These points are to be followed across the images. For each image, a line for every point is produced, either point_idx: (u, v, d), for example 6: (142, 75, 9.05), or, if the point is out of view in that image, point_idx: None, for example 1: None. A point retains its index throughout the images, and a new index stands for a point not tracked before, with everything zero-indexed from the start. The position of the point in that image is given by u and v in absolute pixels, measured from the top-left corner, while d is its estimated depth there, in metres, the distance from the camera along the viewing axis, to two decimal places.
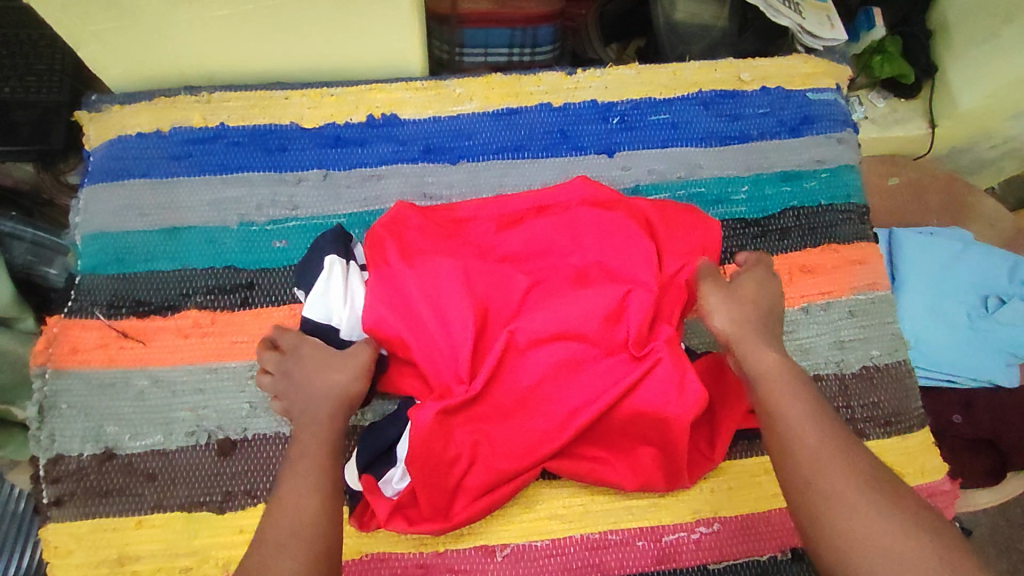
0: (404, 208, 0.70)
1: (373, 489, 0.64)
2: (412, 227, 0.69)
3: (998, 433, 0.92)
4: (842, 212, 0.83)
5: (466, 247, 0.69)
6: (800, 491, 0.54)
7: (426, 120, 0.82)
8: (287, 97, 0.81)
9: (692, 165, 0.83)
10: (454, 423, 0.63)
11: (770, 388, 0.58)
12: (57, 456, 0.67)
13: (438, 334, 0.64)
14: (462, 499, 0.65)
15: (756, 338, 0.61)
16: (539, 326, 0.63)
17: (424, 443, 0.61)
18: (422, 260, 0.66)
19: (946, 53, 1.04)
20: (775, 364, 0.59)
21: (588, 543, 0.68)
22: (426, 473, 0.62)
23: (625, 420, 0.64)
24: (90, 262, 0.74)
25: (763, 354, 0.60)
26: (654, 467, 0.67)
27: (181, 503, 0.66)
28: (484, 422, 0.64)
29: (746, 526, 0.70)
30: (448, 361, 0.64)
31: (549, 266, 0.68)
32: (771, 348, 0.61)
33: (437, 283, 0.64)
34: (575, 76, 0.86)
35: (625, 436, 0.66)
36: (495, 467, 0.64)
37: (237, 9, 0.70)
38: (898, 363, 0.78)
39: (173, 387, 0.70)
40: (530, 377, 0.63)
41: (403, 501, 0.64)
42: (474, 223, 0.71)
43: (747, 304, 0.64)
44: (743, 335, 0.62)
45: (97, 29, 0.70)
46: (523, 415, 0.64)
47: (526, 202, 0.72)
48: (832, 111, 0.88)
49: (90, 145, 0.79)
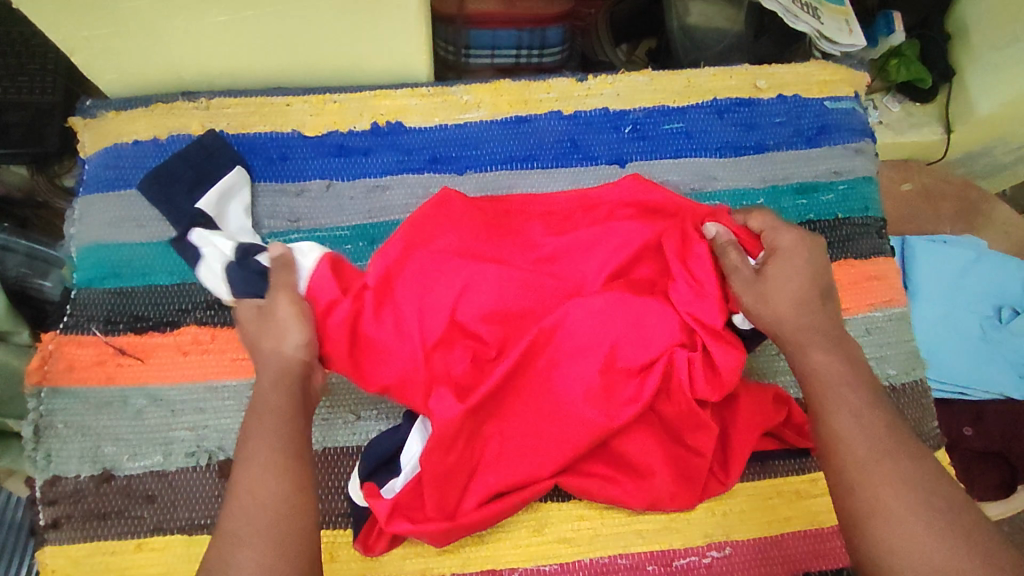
0: (450, 194, 0.67)
1: (373, 492, 0.62)
2: (455, 217, 0.66)
3: (1010, 446, 0.88)
4: (859, 226, 0.81)
5: (495, 239, 0.66)
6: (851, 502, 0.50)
7: (433, 128, 0.80)
8: (289, 103, 0.79)
9: (706, 176, 0.81)
10: (465, 428, 0.60)
11: (817, 389, 0.55)
12: (54, 477, 0.66)
13: (451, 336, 0.61)
14: (469, 501, 0.63)
15: (814, 339, 0.57)
16: (551, 332, 0.61)
17: (434, 444, 0.59)
18: (453, 259, 0.62)
19: (966, 56, 1.01)
20: (827, 364, 0.56)
21: (598, 567, 0.67)
22: (435, 473, 0.60)
23: (642, 434, 0.63)
24: (85, 276, 0.72)
25: (815, 355, 0.56)
26: (669, 484, 0.64)
27: (181, 526, 0.64)
28: (505, 428, 0.63)
29: (758, 550, 0.69)
30: (460, 364, 0.62)
31: (574, 275, 0.65)
32: (823, 349, 0.57)
33: (473, 282, 0.62)
34: (586, 82, 0.83)
35: (649, 450, 0.63)
36: (508, 470, 0.62)
37: (237, 15, 0.68)
38: (914, 383, 0.76)
39: (172, 406, 0.68)
40: (542, 384, 0.62)
41: (404, 498, 0.61)
42: (523, 222, 0.69)
43: (792, 281, 0.58)
44: (802, 333, 0.57)
45: (91, 34, 0.68)
46: (542, 428, 0.62)
47: (571, 200, 0.70)
48: (851, 121, 0.85)
49: (85, 152, 0.77)
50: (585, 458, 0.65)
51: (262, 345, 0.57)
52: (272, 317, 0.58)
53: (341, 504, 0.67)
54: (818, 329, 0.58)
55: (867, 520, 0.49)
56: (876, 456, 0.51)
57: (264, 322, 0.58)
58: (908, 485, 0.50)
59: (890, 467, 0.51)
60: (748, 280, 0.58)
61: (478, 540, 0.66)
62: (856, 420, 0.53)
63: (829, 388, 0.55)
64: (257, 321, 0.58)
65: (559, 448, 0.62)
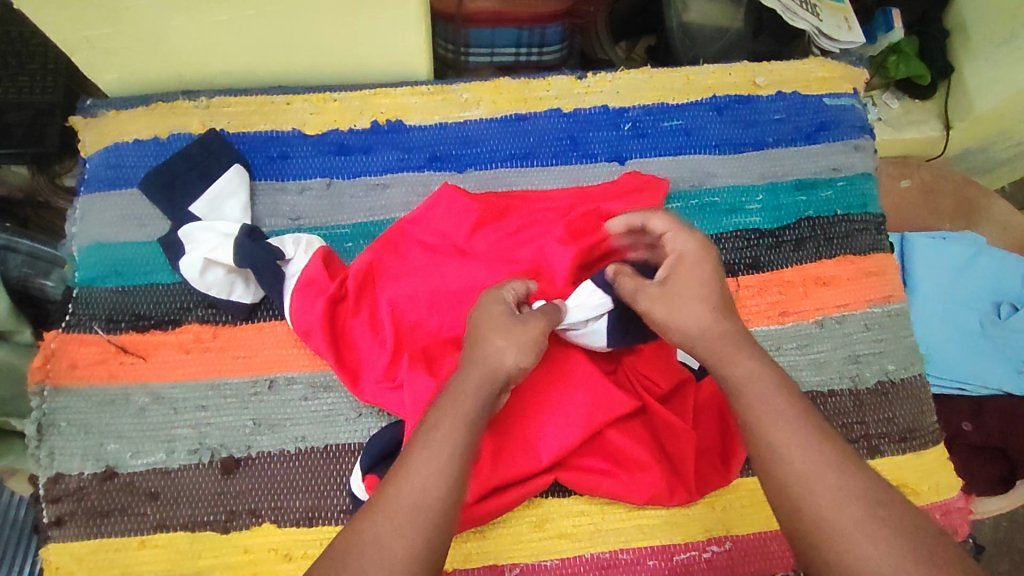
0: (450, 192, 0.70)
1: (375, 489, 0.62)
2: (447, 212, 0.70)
3: (1009, 441, 0.88)
4: (858, 222, 0.81)
5: (486, 233, 0.70)
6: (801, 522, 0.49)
7: (432, 126, 0.80)
8: (289, 102, 0.79)
9: (705, 174, 0.81)
10: None
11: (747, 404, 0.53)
12: (57, 475, 0.66)
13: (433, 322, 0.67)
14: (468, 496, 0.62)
15: (730, 346, 0.56)
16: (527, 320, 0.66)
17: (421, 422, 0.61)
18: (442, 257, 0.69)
19: (964, 52, 1.01)
20: (750, 371, 0.54)
21: (599, 562, 0.67)
22: None
23: (630, 425, 0.66)
24: (87, 275, 0.72)
25: (738, 363, 0.55)
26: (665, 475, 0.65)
27: (184, 523, 0.65)
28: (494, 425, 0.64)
29: (759, 544, 0.69)
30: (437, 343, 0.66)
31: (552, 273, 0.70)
32: (747, 354, 0.56)
33: (461, 275, 0.68)
34: (585, 80, 0.84)
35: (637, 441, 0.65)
36: (503, 465, 0.63)
37: (237, 14, 0.68)
38: (913, 378, 0.76)
39: (175, 403, 0.68)
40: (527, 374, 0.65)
41: None
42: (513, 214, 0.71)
43: (694, 298, 0.57)
44: (716, 342, 0.56)
45: (91, 34, 0.68)
46: (532, 420, 0.64)
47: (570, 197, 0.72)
48: (849, 117, 0.86)
49: (85, 151, 0.77)
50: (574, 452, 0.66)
51: (489, 342, 0.56)
52: (522, 329, 0.56)
53: (342, 499, 0.65)
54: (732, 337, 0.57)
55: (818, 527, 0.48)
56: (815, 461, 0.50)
57: (513, 328, 0.57)
58: (853, 493, 0.48)
59: (834, 475, 0.49)
60: (656, 294, 0.58)
61: (479, 535, 0.67)
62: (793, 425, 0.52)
63: (755, 394, 0.53)
64: (507, 323, 0.57)
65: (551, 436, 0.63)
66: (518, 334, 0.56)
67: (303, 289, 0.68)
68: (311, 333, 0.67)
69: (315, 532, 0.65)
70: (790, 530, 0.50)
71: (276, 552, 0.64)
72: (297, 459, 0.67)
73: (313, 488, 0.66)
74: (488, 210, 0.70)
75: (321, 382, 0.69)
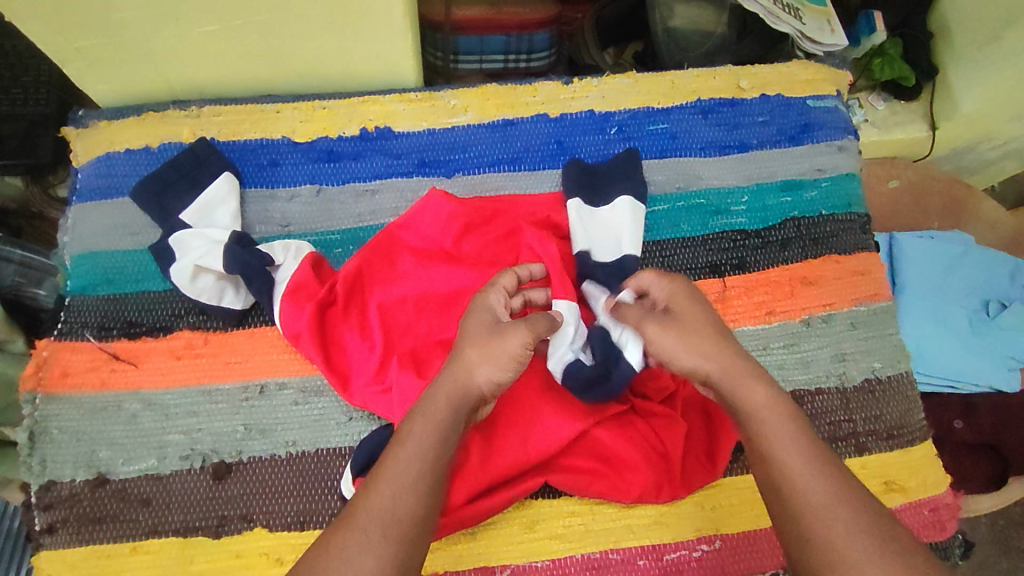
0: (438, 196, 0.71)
1: None
2: (433, 219, 0.71)
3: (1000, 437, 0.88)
4: (843, 222, 0.81)
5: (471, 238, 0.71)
6: (807, 551, 0.49)
7: (421, 132, 0.81)
8: (279, 110, 0.80)
9: (691, 176, 0.82)
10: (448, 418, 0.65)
11: (762, 431, 0.53)
12: (49, 482, 0.67)
13: (412, 322, 0.69)
14: (458, 499, 0.62)
15: (745, 373, 0.56)
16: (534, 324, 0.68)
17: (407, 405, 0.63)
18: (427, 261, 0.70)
19: (947, 54, 1.02)
20: (771, 407, 0.54)
21: (590, 562, 0.67)
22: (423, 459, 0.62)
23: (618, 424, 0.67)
24: (78, 283, 0.73)
25: (758, 395, 0.55)
26: (655, 475, 0.65)
27: (176, 528, 0.65)
28: (487, 428, 0.65)
29: (748, 543, 0.69)
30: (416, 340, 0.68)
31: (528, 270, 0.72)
32: (762, 381, 0.56)
33: (446, 278, 0.69)
34: (571, 85, 0.85)
35: (626, 440, 0.66)
36: (493, 467, 0.63)
37: (226, 25, 0.69)
38: (900, 375, 0.77)
39: (167, 410, 0.69)
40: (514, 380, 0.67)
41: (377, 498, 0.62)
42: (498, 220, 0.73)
43: (696, 329, 0.58)
44: (732, 374, 0.56)
45: (82, 46, 0.69)
46: (522, 419, 0.65)
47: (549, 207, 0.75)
48: (833, 119, 0.87)
49: (78, 161, 0.78)
50: (563, 453, 0.66)
51: (463, 355, 0.57)
52: (499, 345, 0.57)
53: (332, 503, 0.66)
54: (761, 377, 0.57)
55: (801, 534, 0.49)
56: (809, 478, 0.51)
57: (491, 340, 0.57)
58: (846, 491, 0.50)
59: (832, 508, 0.49)
60: (662, 322, 0.60)
61: (468, 537, 0.67)
62: (783, 444, 0.52)
63: (776, 433, 0.53)
64: (487, 335, 0.57)
65: (540, 438, 0.64)
66: (500, 354, 0.56)
67: (292, 293, 0.69)
68: (299, 337, 0.68)
69: (306, 536, 0.65)
70: (797, 558, 0.50)
71: (268, 556, 0.64)
72: (288, 464, 0.67)
73: (304, 492, 0.66)
74: (475, 214, 0.72)
75: (311, 387, 0.70)
